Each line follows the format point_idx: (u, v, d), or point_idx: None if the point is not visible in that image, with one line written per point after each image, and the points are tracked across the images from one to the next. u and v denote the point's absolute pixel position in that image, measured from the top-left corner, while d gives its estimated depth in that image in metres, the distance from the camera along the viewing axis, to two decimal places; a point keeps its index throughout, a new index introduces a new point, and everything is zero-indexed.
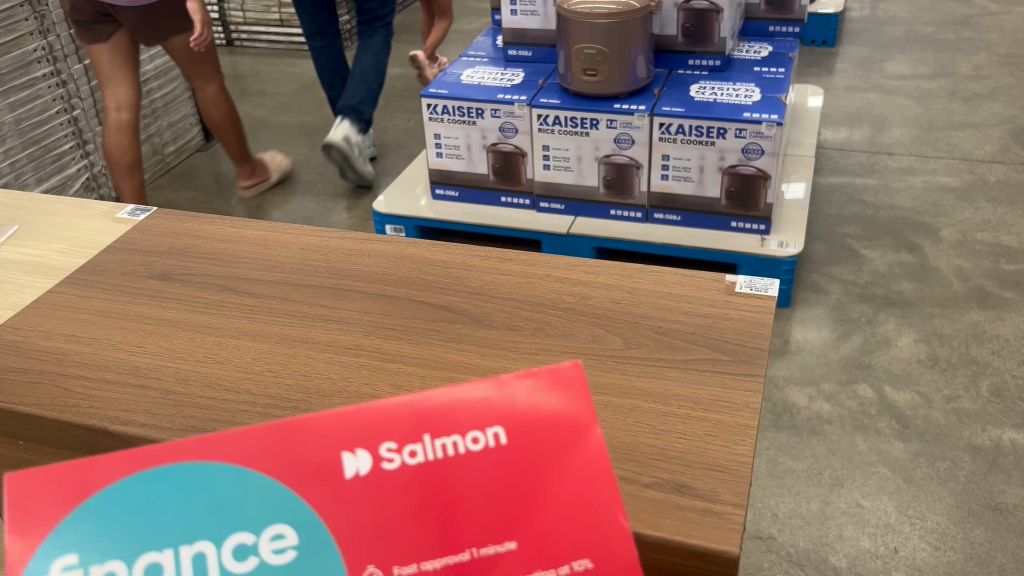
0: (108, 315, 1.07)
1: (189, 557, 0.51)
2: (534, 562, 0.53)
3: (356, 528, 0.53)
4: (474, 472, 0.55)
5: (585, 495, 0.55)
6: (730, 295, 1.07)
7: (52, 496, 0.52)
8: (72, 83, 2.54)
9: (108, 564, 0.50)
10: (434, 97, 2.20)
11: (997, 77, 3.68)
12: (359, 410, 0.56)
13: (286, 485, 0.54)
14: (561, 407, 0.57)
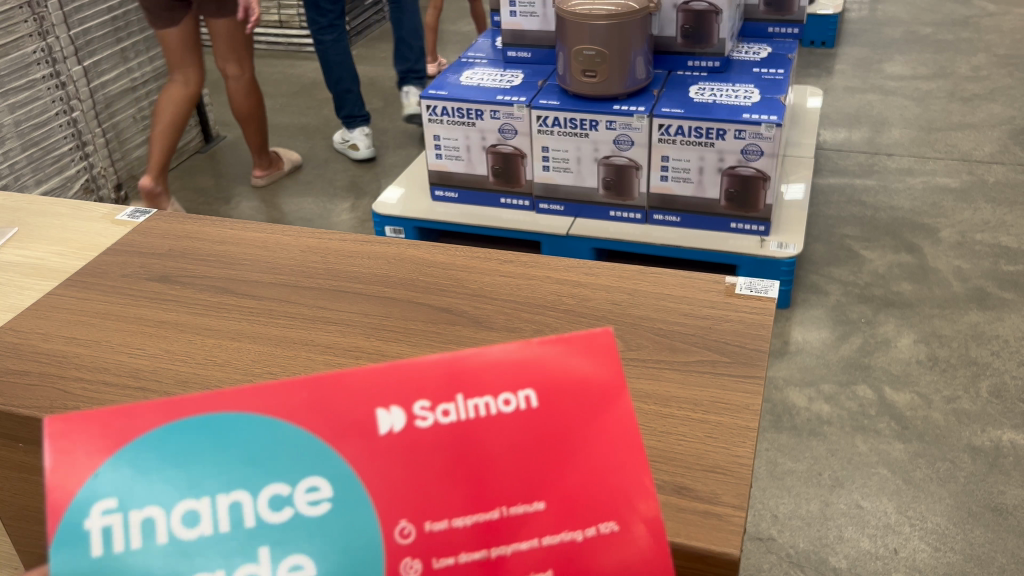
0: (108, 318, 1.07)
1: (226, 506, 0.51)
2: (565, 522, 0.53)
3: (388, 483, 0.53)
4: (505, 432, 0.55)
5: (615, 460, 0.55)
6: (730, 296, 1.07)
7: (81, 441, 0.52)
8: (71, 84, 2.55)
9: (138, 513, 0.50)
10: (433, 98, 2.20)
11: (996, 78, 3.68)
12: (395, 368, 0.56)
13: (320, 438, 0.54)
14: (593, 374, 0.58)
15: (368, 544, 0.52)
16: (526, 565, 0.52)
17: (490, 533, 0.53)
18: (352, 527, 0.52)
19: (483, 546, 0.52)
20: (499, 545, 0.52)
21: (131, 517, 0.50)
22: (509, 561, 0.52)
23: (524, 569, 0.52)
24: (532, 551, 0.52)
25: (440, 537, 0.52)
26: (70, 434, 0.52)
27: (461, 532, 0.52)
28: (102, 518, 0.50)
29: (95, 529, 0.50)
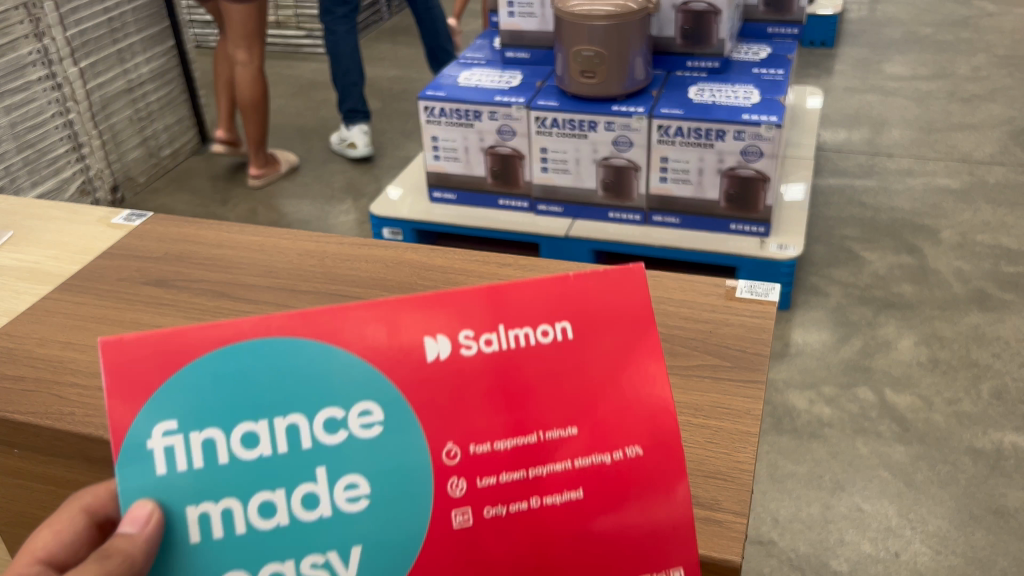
0: (102, 322, 1.05)
1: (286, 428, 0.63)
2: (589, 444, 0.66)
3: (435, 408, 0.65)
4: (540, 362, 0.67)
5: (634, 387, 0.67)
6: (730, 300, 1.06)
7: (150, 366, 0.63)
8: (68, 86, 2.53)
9: (209, 431, 0.62)
10: (431, 99, 2.18)
11: (997, 78, 3.67)
12: (444, 302, 0.67)
13: (374, 366, 0.65)
14: (622, 309, 0.69)
15: (417, 461, 0.64)
16: (555, 478, 0.65)
17: (527, 452, 0.65)
18: (401, 446, 0.64)
19: (519, 464, 0.65)
20: (533, 463, 0.65)
21: (190, 440, 0.62)
22: (542, 476, 0.65)
23: (553, 482, 0.65)
24: (560, 469, 0.65)
25: (483, 456, 0.65)
26: (140, 364, 0.63)
27: (500, 452, 0.65)
28: (164, 438, 0.62)
29: (168, 446, 0.62)
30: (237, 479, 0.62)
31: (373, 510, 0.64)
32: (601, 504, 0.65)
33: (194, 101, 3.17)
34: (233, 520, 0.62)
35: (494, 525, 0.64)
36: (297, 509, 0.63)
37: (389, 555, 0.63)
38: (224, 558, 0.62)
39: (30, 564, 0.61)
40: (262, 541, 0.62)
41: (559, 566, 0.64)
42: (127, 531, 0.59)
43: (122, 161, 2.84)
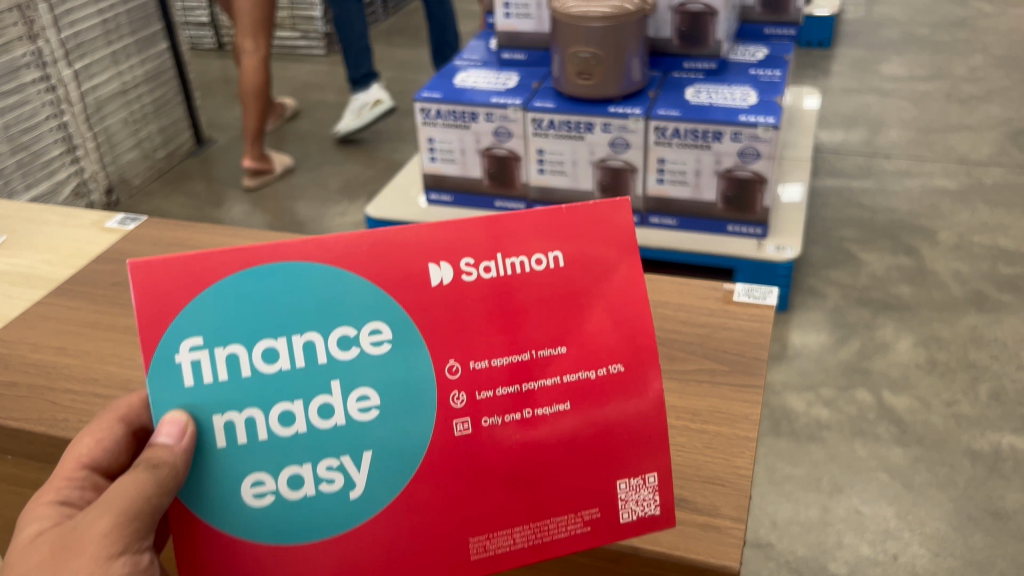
0: (97, 327, 1.04)
1: (304, 345, 0.69)
2: (578, 362, 0.73)
3: (437, 328, 0.71)
4: (535, 287, 0.73)
5: (621, 311, 0.73)
6: (728, 303, 1.05)
7: (177, 285, 0.68)
8: (62, 88, 2.52)
9: (232, 347, 0.68)
10: (427, 100, 2.17)
11: (994, 79, 3.66)
12: (445, 227, 0.71)
13: (381, 288, 0.70)
14: (609, 240, 0.74)
15: (420, 376, 0.71)
16: (547, 394, 0.72)
17: (520, 371, 0.72)
18: (405, 362, 0.71)
19: (513, 380, 0.72)
20: (526, 380, 0.72)
21: (215, 355, 0.67)
22: (535, 392, 0.72)
23: (546, 398, 0.72)
24: (552, 384, 0.72)
25: (480, 373, 0.72)
26: (161, 286, 0.68)
27: (497, 369, 0.72)
28: (191, 352, 0.67)
29: (195, 360, 0.67)
30: (258, 390, 0.68)
31: (384, 420, 0.70)
32: (586, 417, 0.73)
33: (189, 103, 3.16)
34: (255, 429, 0.68)
35: (489, 436, 0.72)
36: (314, 419, 0.69)
37: (398, 461, 0.71)
38: (248, 464, 0.68)
39: (75, 471, 0.69)
40: (283, 447, 0.69)
41: (548, 472, 0.72)
42: (164, 442, 0.65)
43: (117, 163, 2.83)
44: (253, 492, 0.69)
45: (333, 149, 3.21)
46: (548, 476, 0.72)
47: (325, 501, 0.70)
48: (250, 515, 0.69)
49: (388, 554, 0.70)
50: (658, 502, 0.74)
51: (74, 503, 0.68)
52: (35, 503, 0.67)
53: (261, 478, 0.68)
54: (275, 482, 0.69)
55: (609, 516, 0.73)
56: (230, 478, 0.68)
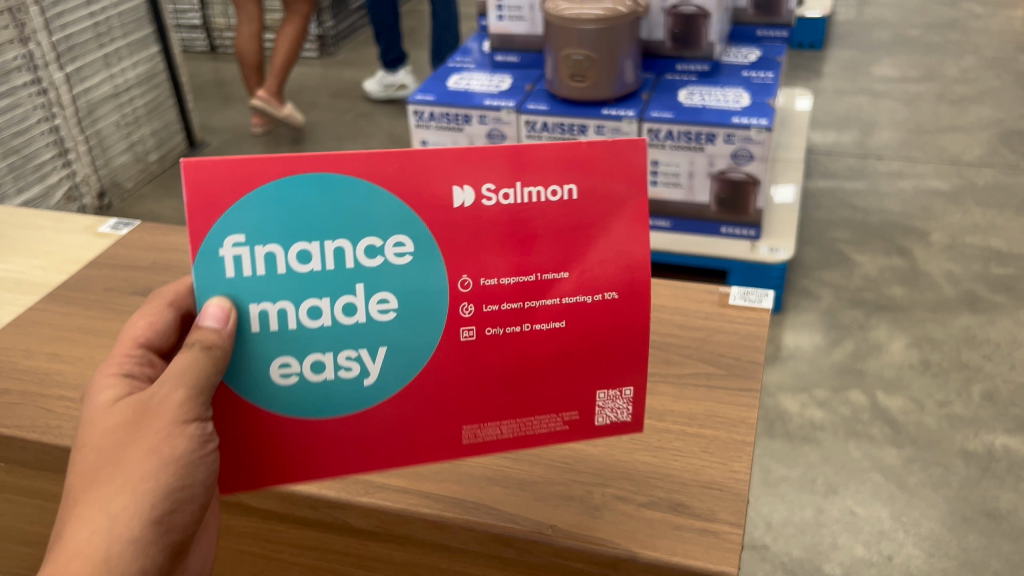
0: (89, 333, 1.03)
1: (333, 249, 0.69)
2: (580, 287, 0.73)
3: (454, 245, 0.70)
4: (550, 214, 0.71)
5: (627, 245, 0.72)
6: (724, 307, 1.05)
7: (222, 185, 0.66)
8: (53, 91, 2.51)
9: (271, 247, 0.68)
10: (421, 103, 2.17)
11: (985, 80, 3.68)
12: (470, 150, 0.69)
13: (407, 203, 0.69)
14: (627, 175, 0.71)
15: (436, 287, 0.71)
16: (547, 311, 0.73)
17: (527, 289, 0.72)
18: (425, 273, 0.71)
19: (519, 298, 0.72)
20: (532, 299, 0.72)
21: (255, 252, 0.67)
22: (538, 310, 0.73)
23: (546, 315, 0.73)
24: (553, 304, 0.73)
25: (487, 290, 0.72)
26: (210, 184, 0.66)
27: (504, 288, 0.72)
28: (234, 249, 0.67)
29: (237, 257, 0.67)
30: (291, 286, 0.69)
31: (401, 323, 0.71)
32: (581, 336, 0.74)
33: (181, 106, 3.15)
34: (284, 320, 0.69)
35: (491, 347, 0.73)
36: (338, 316, 0.70)
37: (408, 360, 0.73)
38: (276, 349, 0.70)
39: (132, 350, 0.72)
40: (308, 339, 0.70)
41: (537, 379, 0.75)
42: (210, 326, 0.66)
43: (109, 167, 2.82)
44: (278, 374, 0.71)
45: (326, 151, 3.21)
46: (540, 382, 0.75)
47: (343, 388, 0.72)
48: (275, 395, 0.71)
49: (390, 437, 0.74)
50: (631, 411, 0.78)
51: (134, 377, 0.70)
52: (102, 374, 0.69)
53: (286, 362, 0.70)
54: (299, 366, 0.71)
55: (586, 418, 0.77)
56: (261, 360, 0.70)
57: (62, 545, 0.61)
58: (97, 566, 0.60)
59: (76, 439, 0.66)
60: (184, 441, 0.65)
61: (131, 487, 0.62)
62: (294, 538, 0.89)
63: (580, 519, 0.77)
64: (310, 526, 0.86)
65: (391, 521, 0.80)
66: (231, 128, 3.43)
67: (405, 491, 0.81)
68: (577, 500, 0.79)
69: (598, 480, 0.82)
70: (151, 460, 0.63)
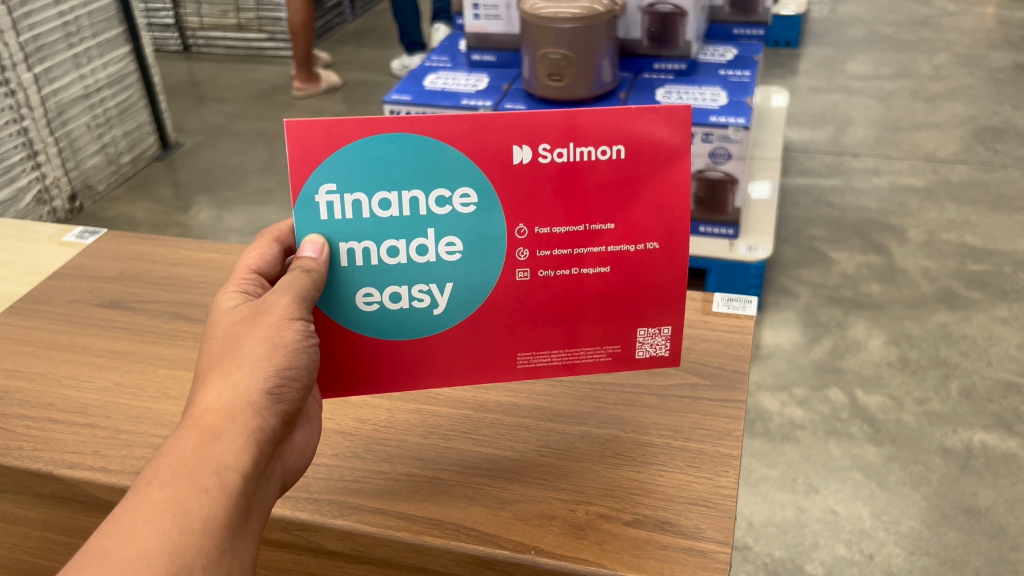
0: (53, 348, 1.00)
1: (409, 199, 0.76)
2: (624, 237, 0.79)
3: (514, 198, 0.77)
4: (599, 172, 0.77)
5: (666, 201, 0.78)
6: (707, 315, 1.03)
7: (317, 141, 0.74)
8: (22, 92, 2.46)
9: (358, 194, 0.76)
10: (397, 103, 2.14)
11: (958, 78, 3.69)
12: (528, 114, 0.75)
13: (474, 161, 0.76)
14: (668, 138, 0.76)
15: (497, 234, 0.78)
16: (593, 256, 0.80)
17: (575, 238, 0.79)
18: (488, 220, 0.78)
19: (568, 245, 0.79)
20: (579, 246, 0.79)
21: (345, 199, 0.76)
22: (585, 256, 0.80)
23: (592, 260, 0.80)
24: (599, 251, 0.79)
25: (539, 238, 0.79)
26: (307, 141, 0.74)
27: (556, 236, 0.79)
28: (327, 196, 0.75)
29: (330, 203, 0.76)
30: (374, 228, 0.77)
31: (467, 263, 0.79)
32: (623, 280, 0.81)
33: (154, 106, 3.10)
34: (368, 257, 0.78)
35: (543, 288, 0.81)
36: (412, 255, 0.78)
37: (471, 296, 0.81)
38: (360, 281, 0.78)
39: (247, 274, 0.78)
40: (388, 273, 0.79)
41: (583, 319, 0.82)
42: (309, 257, 0.74)
43: (80, 168, 2.77)
44: (362, 302, 0.79)
45: None
46: (583, 318, 0.82)
47: (418, 315, 0.81)
48: (359, 318, 0.80)
49: (455, 359, 0.83)
50: (669, 346, 0.85)
51: (251, 294, 0.76)
52: (223, 291, 0.75)
53: (369, 291, 0.79)
54: (380, 295, 0.79)
55: (627, 352, 0.85)
56: (346, 290, 0.79)
57: (195, 404, 0.66)
58: (226, 417, 0.64)
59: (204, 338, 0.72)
60: (292, 332, 0.70)
61: (252, 361, 0.68)
62: (266, 560, 0.86)
63: (563, 540, 0.75)
64: (284, 547, 0.84)
65: (368, 544, 0.78)
66: (204, 128, 3.38)
67: (382, 513, 0.79)
68: (559, 519, 0.77)
69: (581, 497, 0.80)
70: (266, 343, 0.69)
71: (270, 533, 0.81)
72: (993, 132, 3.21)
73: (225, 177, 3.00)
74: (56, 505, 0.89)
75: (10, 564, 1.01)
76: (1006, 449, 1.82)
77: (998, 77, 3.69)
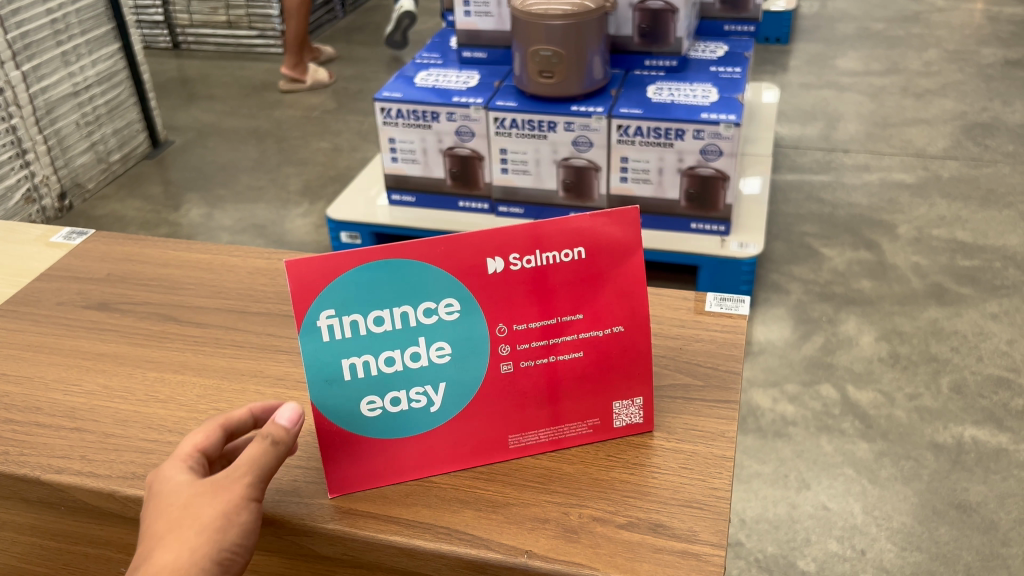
0: (41, 351, 0.99)
1: (400, 313, 0.77)
2: (593, 324, 0.81)
3: (492, 301, 0.79)
4: (565, 273, 0.79)
5: (628, 289, 0.81)
6: (700, 314, 1.03)
7: (314, 274, 0.75)
8: (9, 90, 2.44)
9: (355, 315, 0.76)
10: (388, 100, 2.13)
11: (948, 73, 3.70)
12: (497, 228, 0.77)
13: (454, 274, 0.77)
14: (621, 237, 0.79)
15: (480, 334, 0.79)
16: (568, 344, 0.81)
17: (551, 330, 0.80)
18: (471, 324, 0.79)
19: (544, 336, 0.80)
20: (554, 336, 0.80)
21: (344, 322, 0.76)
22: (560, 344, 0.80)
23: (567, 347, 0.81)
24: (573, 339, 0.81)
25: (518, 334, 0.79)
26: (305, 276, 0.74)
27: (532, 330, 0.80)
28: (328, 319, 0.75)
29: (331, 326, 0.75)
30: (370, 344, 0.77)
31: (457, 363, 0.79)
32: (598, 362, 0.82)
33: (144, 104, 3.08)
34: (367, 369, 0.77)
35: (526, 378, 0.81)
36: (407, 362, 0.78)
37: (464, 393, 0.80)
38: (359, 391, 0.78)
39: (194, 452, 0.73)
40: (385, 381, 0.78)
41: (565, 402, 0.82)
42: (284, 425, 0.73)
43: (70, 166, 2.75)
44: (365, 409, 0.78)
45: (291, 150, 3.16)
46: (564, 400, 0.82)
47: (415, 416, 0.80)
48: (360, 425, 0.79)
49: (451, 450, 0.82)
50: (642, 413, 0.85)
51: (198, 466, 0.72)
52: (176, 454, 0.72)
53: (371, 398, 0.78)
54: (381, 402, 0.78)
55: (605, 422, 0.84)
56: (346, 404, 0.78)
57: (147, 565, 0.65)
58: None
59: (153, 498, 0.70)
60: (250, 513, 0.69)
61: (204, 528, 0.66)
62: (257, 564, 0.86)
63: (557, 544, 0.75)
64: (275, 552, 0.84)
65: (360, 548, 0.78)
66: (194, 126, 3.36)
67: (378, 518, 0.78)
68: (552, 523, 0.77)
69: (574, 500, 0.79)
70: (218, 512, 0.68)
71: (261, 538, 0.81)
72: (983, 128, 3.21)
73: (215, 175, 2.99)
74: (45, 510, 0.89)
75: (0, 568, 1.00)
76: (996, 445, 1.83)
77: (988, 72, 3.70)
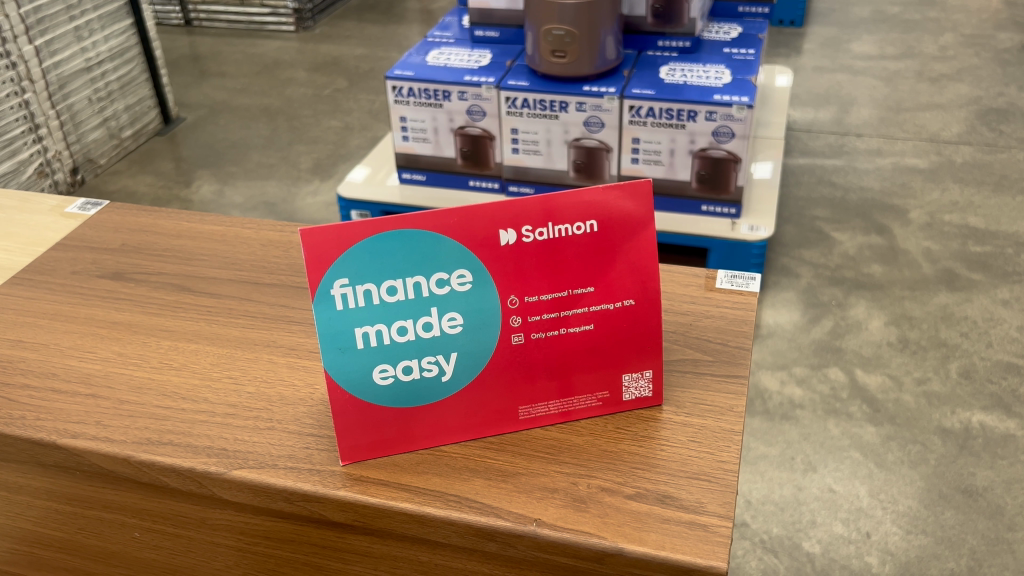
0: (57, 318, 1.00)
1: (412, 284, 0.78)
2: (604, 297, 0.81)
3: (505, 274, 0.79)
4: (577, 246, 0.79)
5: (637, 262, 0.81)
6: (710, 291, 1.03)
7: (328, 242, 0.75)
8: (23, 65, 2.45)
9: (369, 284, 0.77)
10: (399, 79, 2.12)
11: (963, 58, 3.67)
12: (510, 201, 0.77)
13: (466, 247, 0.78)
14: (634, 210, 0.79)
15: (491, 307, 0.80)
16: (579, 317, 0.81)
17: (562, 303, 0.80)
18: (481, 295, 0.79)
19: (556, 309, 0.80)
20: (566, 308, 0.81)
21: (357, 292, 0.77)
22: (572, 317, 0.81)
23: (578, 319, 0.81)
24: (583, 313, 0.81)
25: (529, 306, 0.80)
26: (318, 248, 0.75)
27: (544, 303, 0.80)
28: (341, 288, 0.76)
29: (344, 295, 0.76)
30: (383, 313, 0.78)
31: (469, 333, 0.80)
32: (607, 334, 0.82)
33: (156, 81, 3.08)
34: (380, 338, 0.78)
35: (537, 350, 0.81)
36: (419, 332, 0.79)
37: (475, 361, 0.81)
38: (373, 358, 0.78)
39: None
40: (397, 349, 0.79)
41: (574, 371, 0.83)
42: None
43: (82, 142, 2.76)
44: (378, 377, 0.79)
45: (302, 128, 3.16)
46: (573, 371, 0.83)
47: (428, 385, 0.81)
48: (375, 393, 0.80)
49: (464, 418, 0.83)
50: (651, 387, 0.86)
51: None
52: None
53: (383, 367, 0.79)
54: (394, 370, 0.79)
55: (615, 396, 0.85)
56: (360, 372, 0.79)
57: None
58: None
59: None
60: None
61: None
62: (270, 530, 0.88)
63: (565, 513, 0.76)
64: (288, 518, 0.86)
65: (371, 514, 0.79)
66: (206, 103, 3.36)
67: (399, 487, 0.79)
68: (560, 493, 0.78)
69: (582, 470, 0.80)
70: None
71: (273, 504, 0.82)
72: (998, 113, 3.19)
73: (226, 152, 3.00)
74: (60, 474, 0.91)
75: (13, 533, 1.02)
76: (1004, 430, 1.83)
77: (1004, 58, 3.66)
